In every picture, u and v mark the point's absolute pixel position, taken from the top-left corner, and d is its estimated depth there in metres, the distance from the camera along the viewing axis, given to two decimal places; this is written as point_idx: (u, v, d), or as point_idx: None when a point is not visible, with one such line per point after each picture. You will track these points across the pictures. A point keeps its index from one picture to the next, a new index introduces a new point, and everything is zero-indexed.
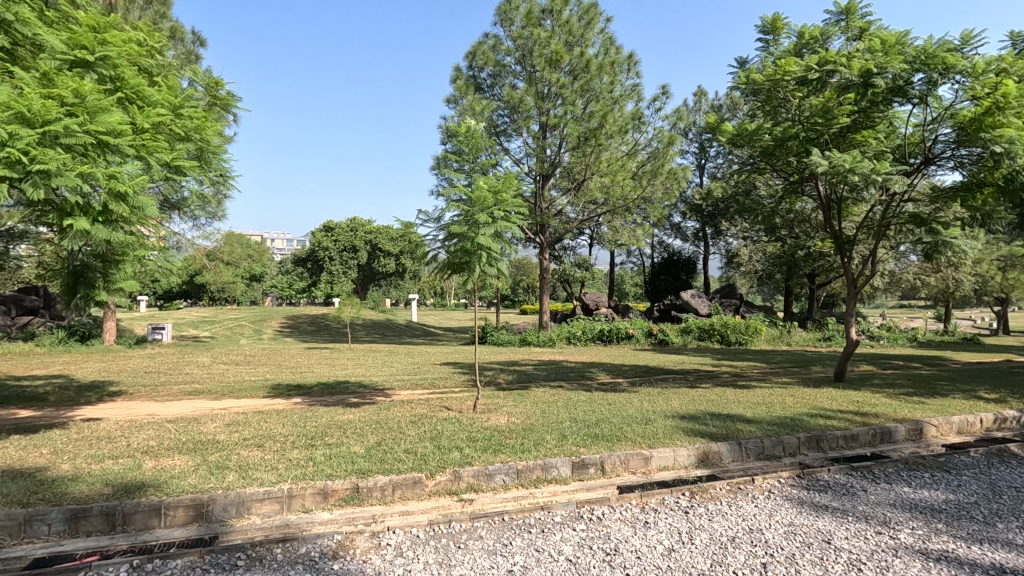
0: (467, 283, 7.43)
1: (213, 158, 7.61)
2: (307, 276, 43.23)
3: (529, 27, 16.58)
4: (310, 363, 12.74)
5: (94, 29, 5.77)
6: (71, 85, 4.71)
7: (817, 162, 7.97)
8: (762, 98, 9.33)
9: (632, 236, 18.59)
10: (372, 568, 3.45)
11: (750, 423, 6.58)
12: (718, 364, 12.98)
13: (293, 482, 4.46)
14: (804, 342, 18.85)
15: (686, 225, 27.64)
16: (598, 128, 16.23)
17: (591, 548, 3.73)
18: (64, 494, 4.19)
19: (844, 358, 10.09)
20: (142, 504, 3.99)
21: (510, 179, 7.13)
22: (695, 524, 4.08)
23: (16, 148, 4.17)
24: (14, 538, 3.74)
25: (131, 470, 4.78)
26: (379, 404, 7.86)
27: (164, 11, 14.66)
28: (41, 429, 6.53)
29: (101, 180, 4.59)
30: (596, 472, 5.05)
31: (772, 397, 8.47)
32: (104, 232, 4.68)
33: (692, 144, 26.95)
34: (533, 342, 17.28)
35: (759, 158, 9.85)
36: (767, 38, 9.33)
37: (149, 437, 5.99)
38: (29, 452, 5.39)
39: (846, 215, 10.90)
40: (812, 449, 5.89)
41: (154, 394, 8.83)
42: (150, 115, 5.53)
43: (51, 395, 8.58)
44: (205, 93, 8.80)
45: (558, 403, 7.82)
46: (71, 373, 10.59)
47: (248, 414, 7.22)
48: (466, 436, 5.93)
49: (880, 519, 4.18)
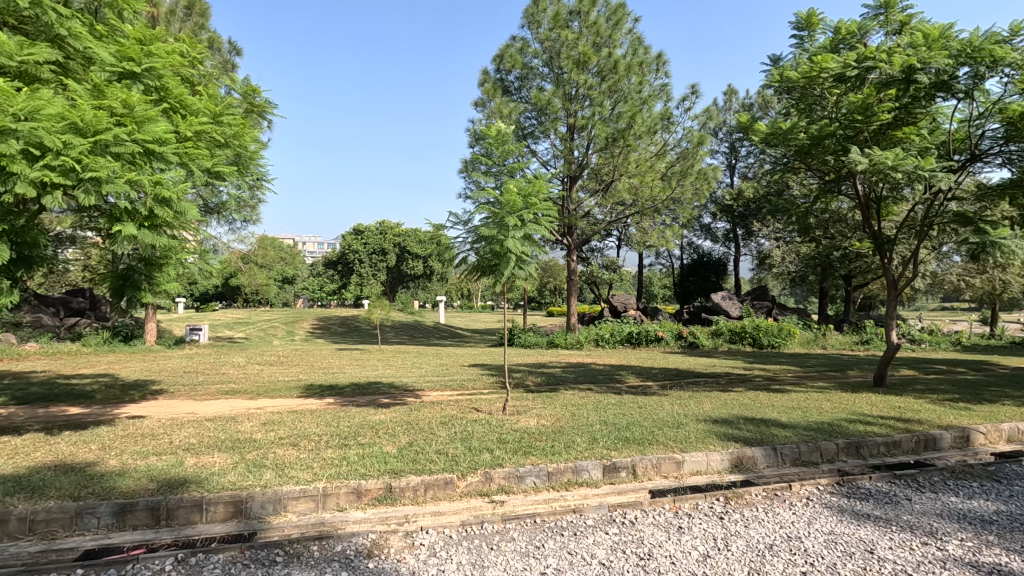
0: (497, 285, 7.48)
1: (250, 164, 7.85)
2: (338, 279, 44.08)
3: (556, 29, 16.59)
4: (341, 364, 13.00)
5: (140, 42, 6.00)
6: (120, 96, 4.90)
7: (856, 160, 7.72)
8: (796, 95, 9.11)
9: (661, 238, 18.39)
10: (407, 568, 3.48)
11: (786, 428, 6.44)
12: (751, 368, 12.73)
13: (328, 481, 4.55)
14: (841, 346, 18.33)
15: (716, 226, 27.18)
16: (627, 129, 16.12)
17: (624, 552, 3.70)
18: (112, 489, 4.36)
19: (884, 363, 9.75)
20: (185, 500, 4.12)
21: (539, 182, 7.15)
22: (731, 530, 4.01)
23: (69, 157, 4.38)
24: (67, 529, 3.92)
25: (174, 467, 4.95)
26: (409, 405, 7.96)
27: (203, 23, 15.18)
28: (89, 426, 6.80)
29: (147, 187, 4.79)
30: (627, 475, 5.01)
31: (808, 401, 8.27)
32: (150, 238, 4.86)
33: (722, 144, 26.57)
34: (561, 344, 17.26)
35: (793, 157, 9.62)
36: (801, 34, 9.12)
37: (190, 435, 6.18)
38: (80, 447, 5.64)
39: (885, 215, 10.52)
40: (851, 455, 5.72)
41: (194, 393, 9.10)
42: (192, 124, 5.77)
43: (97, 394, 8.91)
44: (243, 101, 9.05)
45: (587, 406, 7.80)
46: (115, 372, 11.01)
47: (283, 413, 7.39)
48: (497, 437, 5.98)
49: (926, 529, 4.03)
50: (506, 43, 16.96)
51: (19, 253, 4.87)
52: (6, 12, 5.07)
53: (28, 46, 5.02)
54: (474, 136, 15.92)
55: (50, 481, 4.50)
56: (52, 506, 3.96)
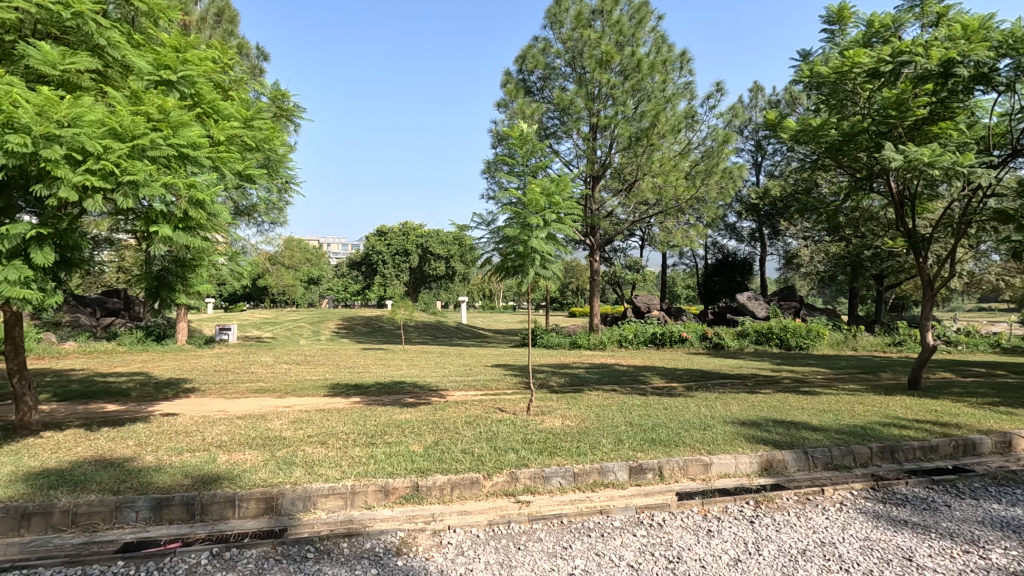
0: (521, 285, 7.48)
1: (279, 168, 8.00)
2: (363, 279, 44.55)
3: (578, 28, 16.51)
4: (366, 363, 13.15)
5: (176, 50, 6.21)
6: (156, 102, 5.05)
7: (890, 158, 7.55)
8: (826, 91, 8.91)
9: (685, 238, 18.12)
10: (435, 566, 3.51)
11: (817, 431, 6.31)
12: (779, 369, 12.51)
13: (356, 479, 4.60)
14: (873, 347, 17.89)
15: (742, 225, 26.73)
16: (650, 128, 15.99)
17: (653, 555, 3.66)
18: (149, 484, 4.49)
19: (918, 365, 9.47)
20: (218, 496, 4.21)
21: (563, 181, 7.13)
22: (762, 535, 3.93)
23: (109, 161, 4.51)
24: (106, 522, 4.03)
25: (207, 463, 5.06)
26: (434, 405, 7.99)
27: (232, 29, 15.48)
28: (126, 422, 7.01)
29: (182, 190, 4.96)
30: (654, 477, 4.96)
31: (840, 404, 8.05)
32: (184, 238, 5.04)
33: (747, 143, 26.18)
34: (583, 344, 17.21)
35: (824, 154, 9.39)
36: (832, 28, 8.94)
37: (223, 432, 6.32)
38: (119, 443, 5.82)
39: (920, 212, 10.20)
40: (885, 460, 5.57)
41: (224, 392, 9.31)
42: (224, 128, 5.93)
43: (133, 392, 9.18)
44: (272, 104, 9.23)
45: (612, 407, 7.75)
46: (149, 371, 11.31)
47: (311, 412, 7.50)
48: (522, 438, 5.98)
49: (967, 537, 3.91)
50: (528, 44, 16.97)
51: (62, 256, 5.04)
52: (49, 23, 5.27)
53: (70, 55, 5.21)
54: (497, 137, 15.94)
55: (91, 476, 4.65)
56: (92, 500, 4.09)
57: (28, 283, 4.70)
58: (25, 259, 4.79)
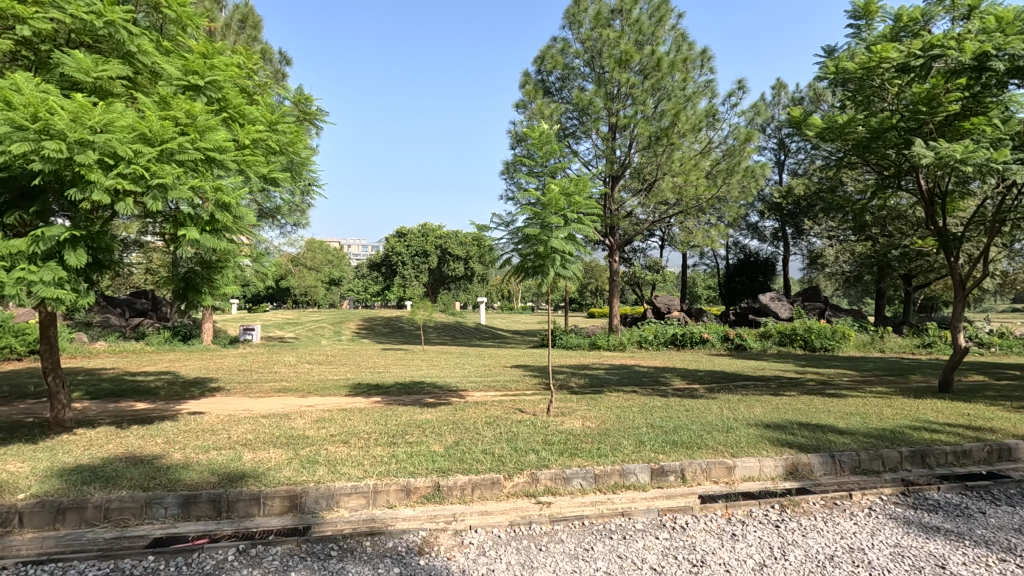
0: (541, 286, 7.47)
1: (301, 170, 8.13)
2: (382, 280, 44.94)
3: (598, 27, 16.42)
4: (386, 363, 13.27)
5: (203, 56, 6.36)
6: (184, 107, 5.17)
7: (920, 155, 7.35)
8: (853, 87, 8.74)
9: (706, 238, 17.90)
10: (457, 566, 3.52)
11: (843, 434, 6.17)
12: (803, 371, 12.26)
13: (378, 478, 4.64)
14: (901, 349, 17.46)
15: (764, 225, 26.33)
16: (670, 128, 15.85)
17: (676, 558, 3.63)
18: (177, 481, 4.59)
19: (950, 368, 9.20)
20: (244, 493, 4.28)
21: (583, 181, 7.10)
22: (787, 540, 3.87)
23: (139, 165, 4.61)
24: (136, 518, 4.13)
25: (233, 461, 5.16)
26: (454, 405, 8.05)
27: (256, 34, 15.77)
28: (154, 420, 7.19)
29: (209, 193, 5.07)
30: (676, 479, 4.90)
31: (868, 407, 7.87)
32: (211, 240, 5.17)
33: (770, 140, 25.81)
34: (603, 345, 17.14)
35: (850, 152, 9.18)
36: (858, 23, 8.76)
37: (248, 431, 6.44)
38: (147, 441, 5.97)
39: (951, 211, 9.92)
40: (916, 464, 5.43)
41: (249, 391, 9.48)
42: (249, 132, 6.06)
43: (161, 390, 9.40)
44: (295, 108, 9.37)
45: (633, 408, 7.70)
46: (176, 370, 11.56)
47: (333, 411, 7.59)
48: (542, 439, 5.96)
49: (1004, 545, 3.79)
50: (547, 45, 16.97)
51: (94, 258, 5.17)
52: (83, 32, 5.43)
53: (102, 63, 5.35)
54: (516, 137, 15.95)
55: (122, 472, 4.77)
56: (124, 496, 4.20)
57: (62, 284, 4.82)
58: (60, 260, 4.92)
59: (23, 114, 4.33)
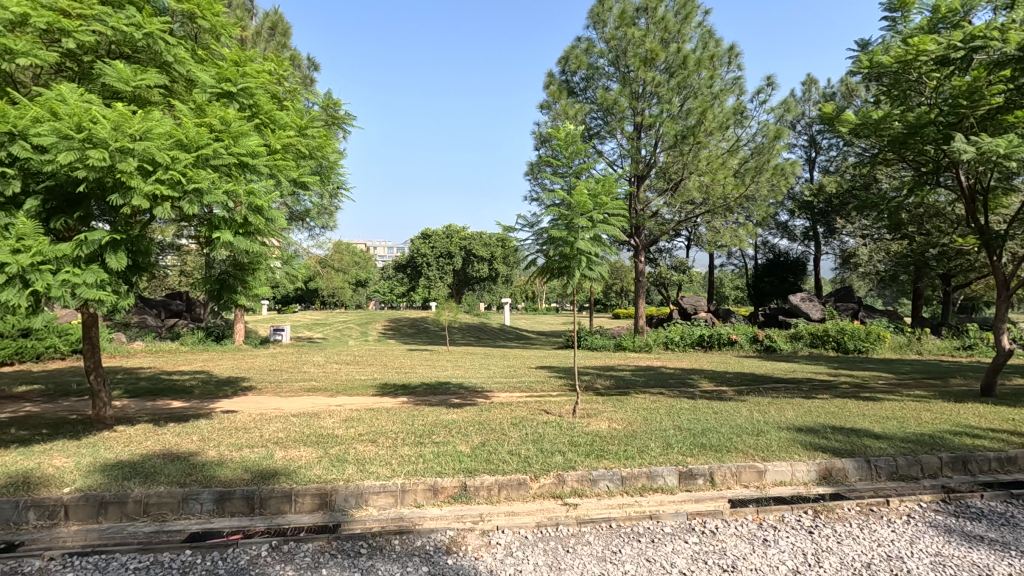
0: (567, 287, 7.45)
1: (330, 173, 8.28)
2: (408, 281, 45.39)
3: (622, 27, 16.30)
4: (413, 364, 13.40)
5: (235, 64, 6.52)
6: (218, 114, 5.33)
7: (960, 150, 7.09)
8: (887, 82, 8.51)
9: (734, 237, 17.57)
10: (485, 566, 3.54)
11: (879, 439, 6.00)
12: (836, 374, 11.96)
13: (406, 478, 4.69)
14: (940, 351, 16.85)
15: (794, 224, 25.78)
16: (697, 126, 15.63)
17: (706, 563, 3.57)
18: (212, 477, 4.71)
19: (993, 371, 8.85)
20: (276, 491, 4.38)
21: (609, 182, 7.07)
22: (822, 546, 3.77)
23: (176, 171, 4.77)
24: (173, 513, 4.26)
25: (265, 459, 5.27)
26: (480, 406, 8.10)
27: (285, 41, 16.09)
28: (190, 418, 7.41)
29: (243, 197, 5.22)
30: (705, 483, 4.82)
31: (905, 411, 7.62)
32: (244, 243, 5.32)
33: (800, 137, 25.27)
34: (628, 346, 17.03)
35: (886, 148, 8.93)
36: (893, 16, 8.53)
37: (279, 429, 6.58)
38: (184, 438, 6.15)
39: (992, 207, 9.55)
40: (957, 471, 5.24)
41: (280, 390, 9.69)
42: (281, 137, 6.21)
43: (195, 389, 9.67)
44: (324, 113, 9.54)
45: (660, 410, 7.62)
46: (210, 370, 11.87)
47: (361, 411, 7.71)
48: (569, 440, 5.93)
49: None
50: (571, 45, 16.93)
51: (133, 261, 5.36)
52: (123, 43, 5.63)
53: (140, 73, 5.54)
54: (541, 138, 15.94)
55: (160, 468, 4.93)
56: (162, 491, 4.33)
57: (103, 286, 5.00)
58: (102, 263, 5.10)
59: (68, 123, 4.50)
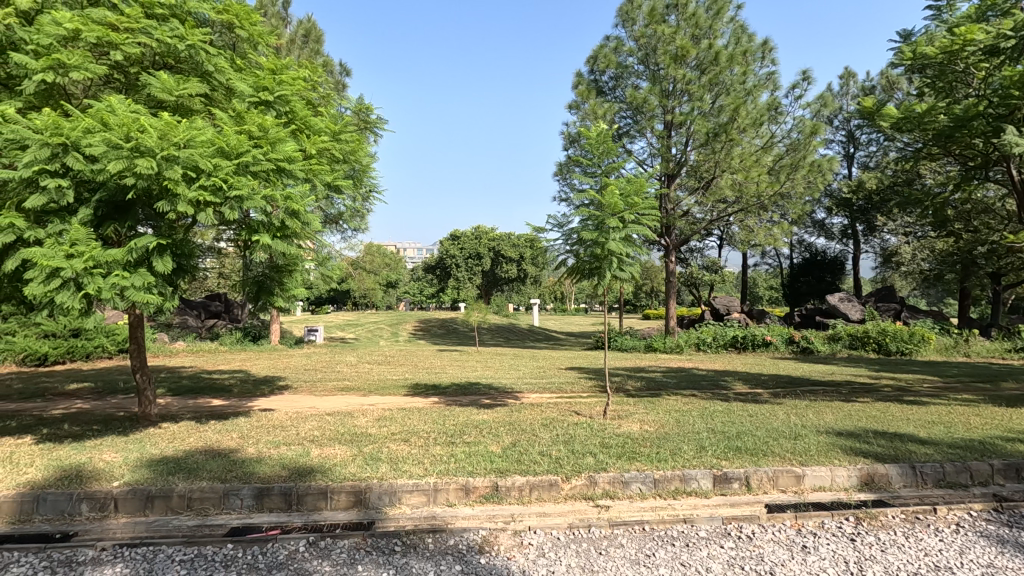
0: (598, 288, 7.40)
1: (363, 177, 8.43)
2: (437, 282, 45.80)
3: (652, 24, 16.11)
4: (443, 364, 13.52)
5: (272, 72, 6.71)
6: (257, 121, 5.52)
7: (1012, 143, 6.77)
8: (931, 73, 8.19)
9: (768, 236, 17.17)
10: (518, 566, 3.55)
11: (925, 444, 5.77)
12: (878, 376, 11.55)
13: (438, 477, 4.74)
14: (989, 353, 16.07)
15: (832, 222, 25.06)
16: (729, 124, 15.33)
17: (743, 569, 3.51)
18: (252, 474, 4.85)
19: None
20: (312, 488, 4.48)
21: (640, 182, 6.99)
22: (865, 555, 3.66)
23: (217, 177, 4.94)
24: (216, 507, 4.40)
25: (302, 457, 5.40)
26: (510, 407, 8.12)
27: (318, 48, 16.45)
28: (229, 416, 7.62)
29: (280, 201, 5.39)
30: (740, 487, 4.72)
31: (952, 416, 7.31)
32: (281, 245, 5.48)
33: (838, 132, 24.56)
34: (659, 347, 16.81)
35: (931, 143, 8.58)
36: (938, 5, 8.22)
37: (314, 428, 6.73)
38: (224, 435, 6.35)
39: None
40: (1010, 479, 5.00)
41: (314, 390, 9.89)
42: (315, 142, 6.39)
43: (234, 388, 9.95)
44: (356, 117, 9.72)
45: (693, 412, 7.50)
46: (247, 369, 12.19)
47: (393, 411, 7.80)
48: (600, 442, 5.89)
49: None
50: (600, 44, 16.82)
51: (177, 263, 5.55)
52: (166, 54, 5.84)
53: (182, 82, 5.75)
54: (570, 139, 15.88)
55: (202, 464, 5.09)
56: (204, 487, 4.47)
57: (150, 289, 5.18)
58: (148, 267, 5.30)
59: (118, 133, 4.69)
